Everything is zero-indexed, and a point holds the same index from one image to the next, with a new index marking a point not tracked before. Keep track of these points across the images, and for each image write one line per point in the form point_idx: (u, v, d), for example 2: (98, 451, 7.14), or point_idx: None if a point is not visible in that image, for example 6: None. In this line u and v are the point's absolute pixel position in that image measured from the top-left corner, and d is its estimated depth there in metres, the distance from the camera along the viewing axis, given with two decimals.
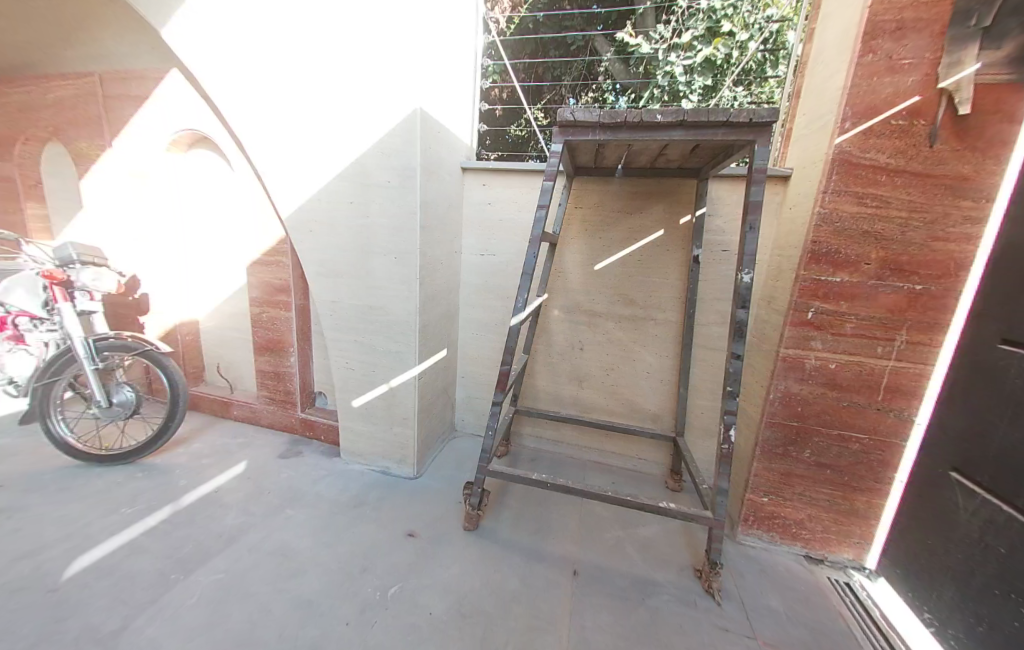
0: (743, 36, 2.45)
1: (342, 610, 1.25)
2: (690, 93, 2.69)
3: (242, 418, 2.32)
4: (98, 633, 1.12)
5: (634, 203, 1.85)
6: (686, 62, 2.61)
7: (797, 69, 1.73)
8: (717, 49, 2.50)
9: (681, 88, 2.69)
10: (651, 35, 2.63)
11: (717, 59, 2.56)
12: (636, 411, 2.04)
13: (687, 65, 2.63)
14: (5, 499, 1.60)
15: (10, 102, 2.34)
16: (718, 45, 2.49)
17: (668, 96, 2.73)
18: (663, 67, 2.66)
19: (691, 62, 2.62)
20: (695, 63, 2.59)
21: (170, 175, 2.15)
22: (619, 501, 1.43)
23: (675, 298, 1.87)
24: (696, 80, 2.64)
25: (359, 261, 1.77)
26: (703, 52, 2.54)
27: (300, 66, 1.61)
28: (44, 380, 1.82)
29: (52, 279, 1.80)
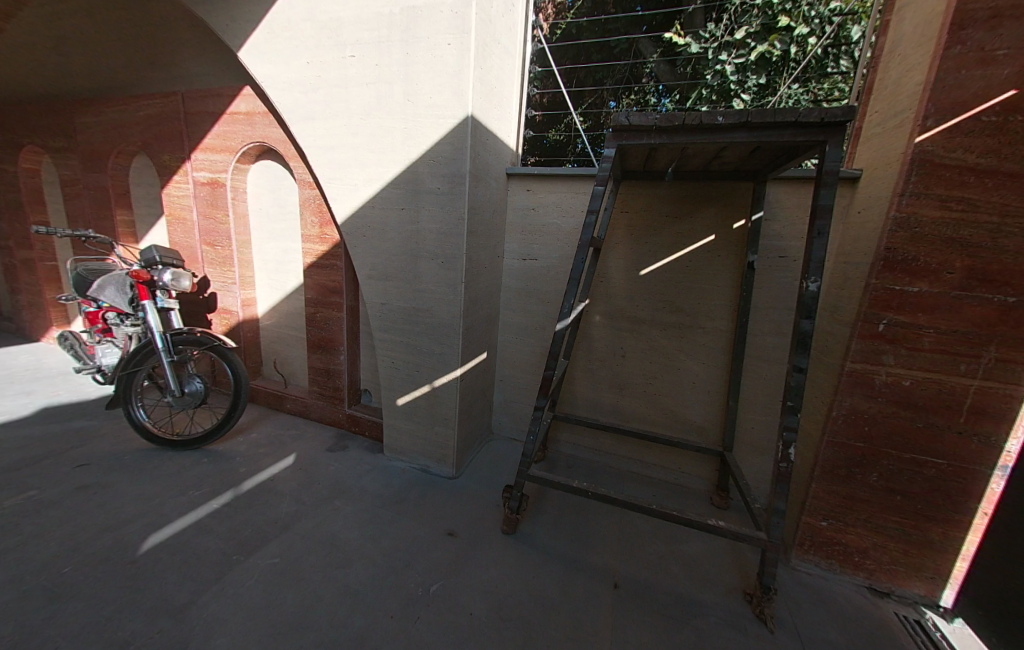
0: (804, 31, 2.30)
1: (386, 603, 1.28)
2: (743, 92, 2.51)
3: (294, 411, 2.46)
4: (172, 605, 1.22)
5: (683, 207, 1.80)
6: (739, 59, 2.45)
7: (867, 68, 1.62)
8: (774, 45, 2.34)
9: (733, 87, 2.52)
10: (700, 35, 2.50)
11: (774, 55, 2.40)
12: (680, 423, 1.97)
13: (740, 62, 2.46)
14: (94, 476, 1.78)
15: (106, 121, 2.62)
16: (775, 41, 2.32)
17: (718, 95, 2.55)
18: (713, 67, 2.52)
19: (744, 60, 2.45)
20: (749, 60, 2.42)
21: (239, 183, 2.33)
22: (664, 515, 1.39)
23: (725, 306, 1.79)
24: (750, 78, 2.48)
25: (407, 264, 1.83)
26: (759, 48, 2.37)
27: (359, 81, 1.70)
28: (128, 370, 2.01)
29: (138, 278, 2.01)
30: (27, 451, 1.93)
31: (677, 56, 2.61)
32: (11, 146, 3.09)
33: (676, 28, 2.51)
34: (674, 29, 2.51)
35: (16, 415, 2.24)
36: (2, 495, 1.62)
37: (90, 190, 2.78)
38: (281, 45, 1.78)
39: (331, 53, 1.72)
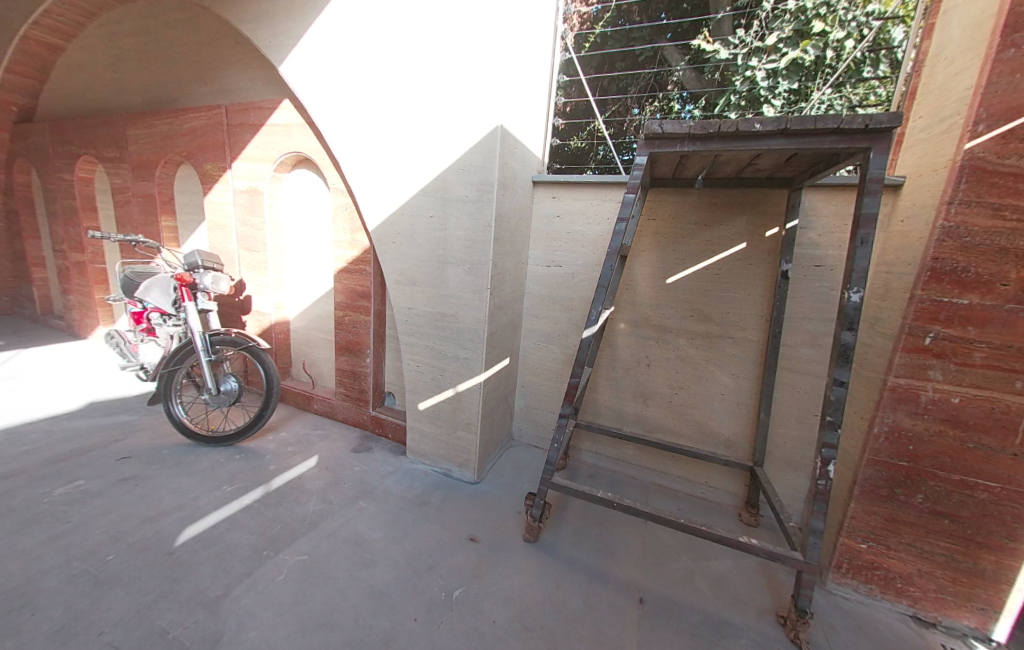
0: (839, 35, 2.23)
1: (410, 606, 1.29)
2: (774, 98, 2.37)
3: (321, 411, 2.52)
4: (206, 597, 1.26)
5: (713, 215, 1.77)
6: (770, 65, 2.39)
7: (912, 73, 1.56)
8: (806, 51, 2.29)
9: (763, 93, 2.39)
10: (729, 40, 2.45)
11: (806, 61, 2.33)
12: (708, 435, 1.92)
13: (771, 68, 2.40)
14: (136, 469, 1.87)
15: (155, 132, 2.77)
16: (808, 46, 2.28)
17: (747, 102, 2.46)
18: (742, 73, 2.46)
19: (775, 66, 2.39)
20: (780, 66, 2.36)
21: (276, 191, 2.43)
22: (692, 530, 1.35)
23: (757, 316, 1.74)
24: (782, 84, 2.38)
25: (434, 270, 1.86)
26: (790, 54, 2.32)
27: (393, 92, 1.76)
28: (169, 368, 2.11)
29: (182, 281, 2.11)
30: (75, 443, 2.04)
31: (704, 63, 2.56)
32: (69, 157, 3.31)
33: (704, 34, 2.48)
34: (702, 35, 2.48)
35: (67, 408, 2.39)
36: (52, 484, 1.72)
37: (138, 198, 2.94)
38: (320, 59, 1.86)
39: (367, 67, 1.79)
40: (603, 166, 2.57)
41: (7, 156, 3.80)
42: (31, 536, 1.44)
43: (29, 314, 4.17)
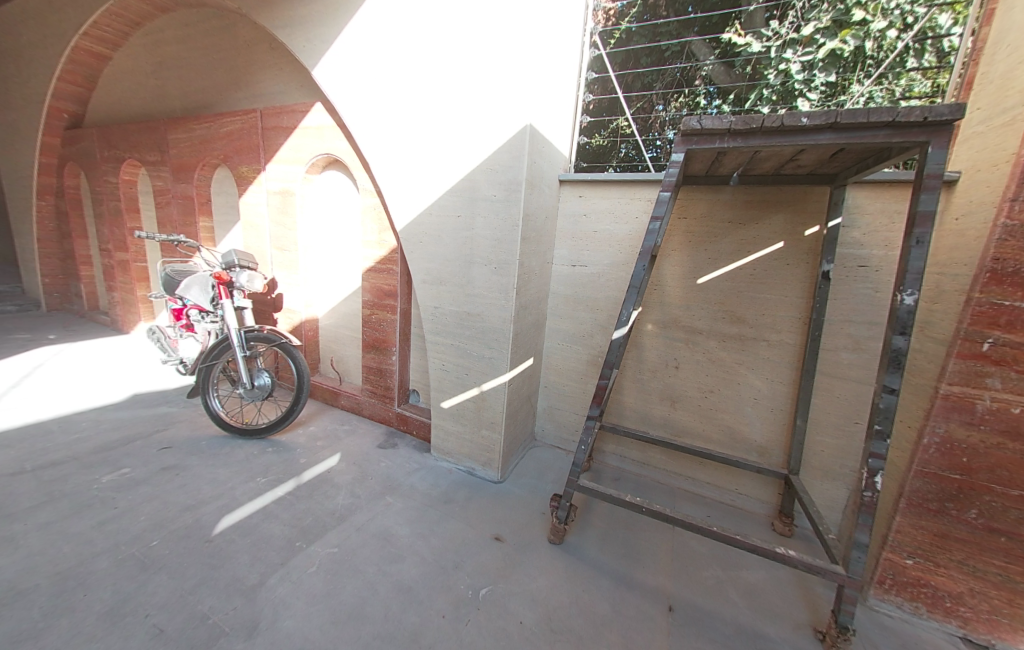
0: (882, 23, 2.00)
1: (437, 602, 1.30)
2: (810, 92, 2.19)
3: (348, 407, 2.58)
4: (244, 584, 1.31)
5: (749, 213, 1.71)
6: (805, 58, 2.17)
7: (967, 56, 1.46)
8: (846, 42, 2.07)
9: (797, 87, 2.21)
10: (762, 33, 2.25)
11: (845, 52, 2.10)
12: (739, 440, 1.87)
13: (806, 61, 2.17)
14: (176, 458, 1.96)
15: (194, 136, 2.86)
16: (847, 36, 2.06)
17: (779, 96, 2.26)
18: (776, 65, 2.22)
19: (811, 58, 2.17)
20: (818, 58, 2.14)
21: (307, 192, 2.49)
22: (725, 538, 1.31)
23: (794, 318, 1.68)
24: (818, 77, 2.17)
25: (461, 270, 1.87)
26: (828, 44, 2.10)
27: (422, 93, 1.78)
28: (207, 363, 2.20)
29: (220, 279, 2.20)
30: (121, 432, 2.15)
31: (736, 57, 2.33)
32: (114, 160, 3.48)
33: (734, 27, 2.28)
34: (732, 28, 2.28)
35: (113, 399, 2.52)
36: (101, 471, 1.82)
37: (178, 199, 3.07)
38: (352, 62, 1.90)
39: (397, 69, 1.81)
40: (627, 163, 2.45)
41: (58, 161, 4.02)
42: (83, 521, 1.52)
43: (77, 310, 4.43)
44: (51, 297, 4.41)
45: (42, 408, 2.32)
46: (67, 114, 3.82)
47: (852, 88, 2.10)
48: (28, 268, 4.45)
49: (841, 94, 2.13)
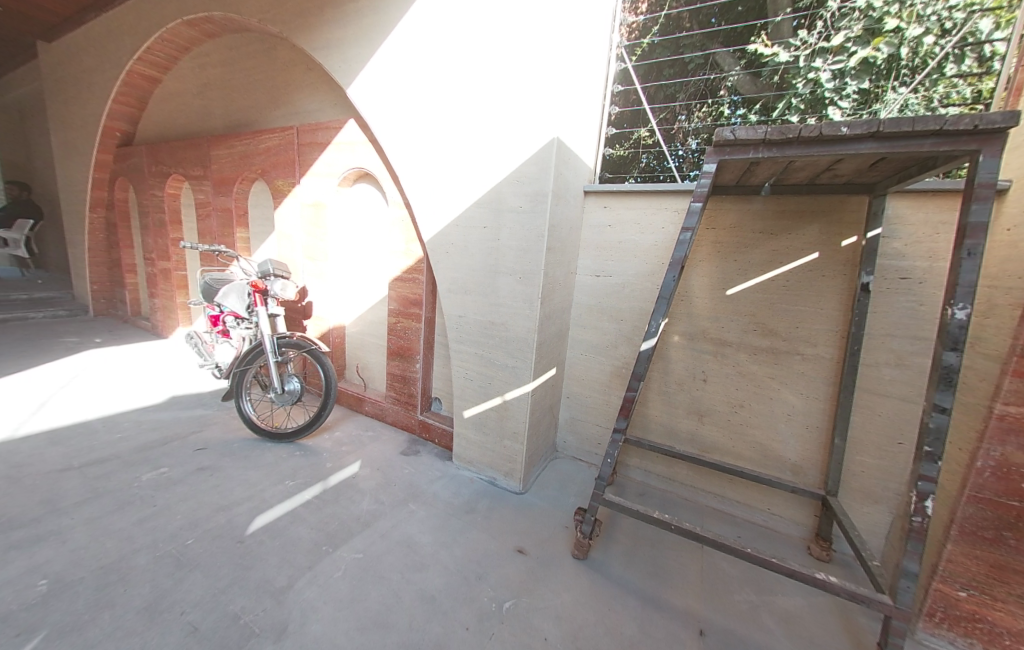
0: (916, 30, 1.86)
1: (461, 614, 1.30)
2: (841, 100, 2.02)
3: (371, 413, 2.63)
4: (273, 586, 1.33)
5: (781, 223, 1.67)
6: (836, 65, 2.03)
7: (1020, 44, 1.43)
8: (878, 50, 1.93)
9: (828, 95, 2.04)
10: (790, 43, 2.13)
11: (878, 60, 1.95)
12: (771, 458, 1.80)
13: (837, 69, 2.03)
14: (210, 459, 2.04)
15: (234, 152, 3.01)
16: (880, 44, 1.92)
17: (808, 105, 2.09)
18: (805, 75, 2.10)
19: (842, 68, 2.03)
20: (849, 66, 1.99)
21: (338, 204, 2.58)
22: (760, 560, 1.26)
23: (831, 332, 1.62)
24: (850, 84, 2.00)
25: (486, 280, 1.90)
26: (860, 52, 1.96)
27: (452, 109, 1.83)
28: (242, 367, 2.29)
29: (256, 288, 2.29)
30: (160, 432, 2.25)
31: (761, 67, 2.20)
32: (161, 175, 3.70)
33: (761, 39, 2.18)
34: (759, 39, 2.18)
35: (153, 401, 2.65)
36: (141, 469, 1.90)
37: (218, 211, 3.24)
38: (385, 81, 1.98)
39: (427, 87, 1.88)
40: (648, 172, 2.42)
41: (110, 176, 4.31)
42: (124, 517, 1.59)
43: (121, 315, 4.70)
44: (98, 302, 4.70)
45: (88, 408, 2.46)
46: (120, 132, 4.10)
47: (888, 96, 1.93)
48: (79, 275, 4.75)
49: (874, 103, 1.97)
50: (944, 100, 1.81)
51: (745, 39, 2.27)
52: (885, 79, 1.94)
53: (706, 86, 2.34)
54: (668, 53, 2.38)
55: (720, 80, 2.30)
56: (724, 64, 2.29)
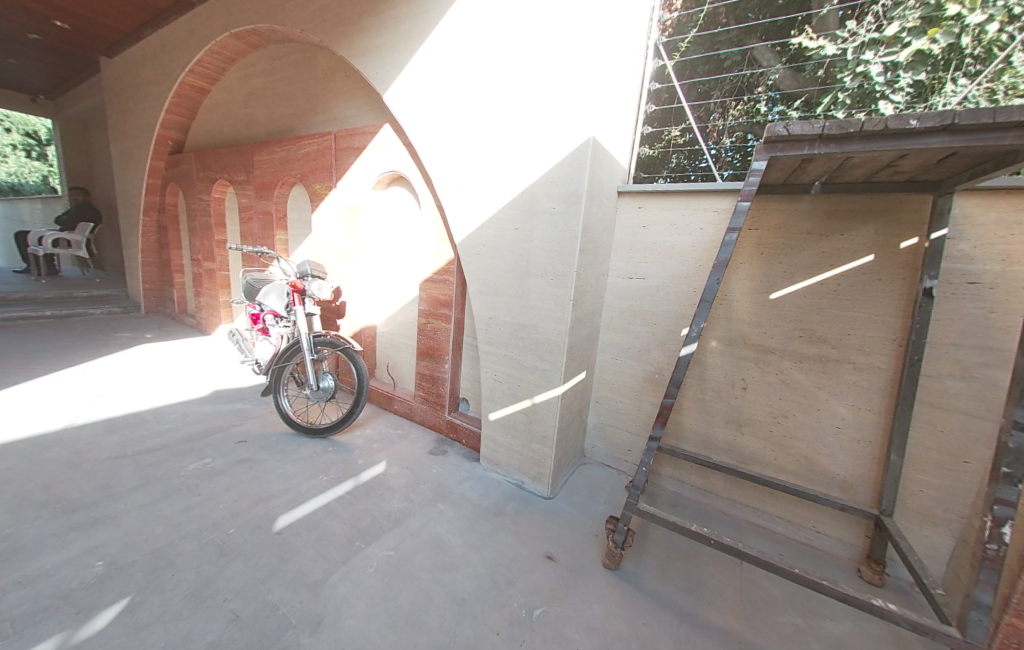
0: (980, 17, 1.69)
1: (491, 618, 1.28)
2: (893, 94, 1.87)
3: (401, 412, 2.67)
4: (309, 579, 1.37)
5: (832, 224, 1.58)
6: (888, 58, 1.86)
7: None
8: (935, 42, 1.77)
9: (879, 89, 1.89)
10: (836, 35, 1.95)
11: (935, 51, 1.79)
12: (817, 473, 1.70)
13: (889, 61, 1.86)
14: (249, 452, 2.12)
15: (275, 157, 3.14)
16: (937, 34, 1.77)
17: (855, 100, 1.93)
18: (853, 69, 1.93)
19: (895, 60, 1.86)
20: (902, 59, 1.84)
21: (372, 207, 2.64)
22: (808, 581, 1.19)
23: (887, 340, 1.51)
24: (903, 77, 1.85)
25: (517, 281, 1.89)
26: (915, 44, 1.81)
27: (486, 112, 1.84)
28: (280, 363, 2.38)
29: (295, 288, 2.38)
30: (204, 424, 2.37)
31: (805, 62, 2.03)
32: (208, 181, 3.91)
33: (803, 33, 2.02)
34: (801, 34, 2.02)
35: (197, 394, 2.79)
36: (187, 459, 2.01)
37: (259, 215, 3.39)
38: (420, 87, 2.02)
39: (462, 91, 1.89)
40: (679, 172, 2.30)
41: (162, 181, 4.59)
42: (172, 505, 1.67)
43: (169, 313, 4.99)
44: (149, 300, 5.04)
45: (140, 400, 2.61)
46: (172, 141, 4.36)
47: (946, 89, 1.77)
48: (133, 275, 5.08)
49: (930, 97, 1.81)
50: (1008, 91, 1.70)
51: (784, 32, 2.09)
52: (943, 71, 1.78)
53: (741, 83, 2.19)
54: (702, 50, 2.25)
55: (759, 76, 2.14)
56: (762, 60, 2.14)
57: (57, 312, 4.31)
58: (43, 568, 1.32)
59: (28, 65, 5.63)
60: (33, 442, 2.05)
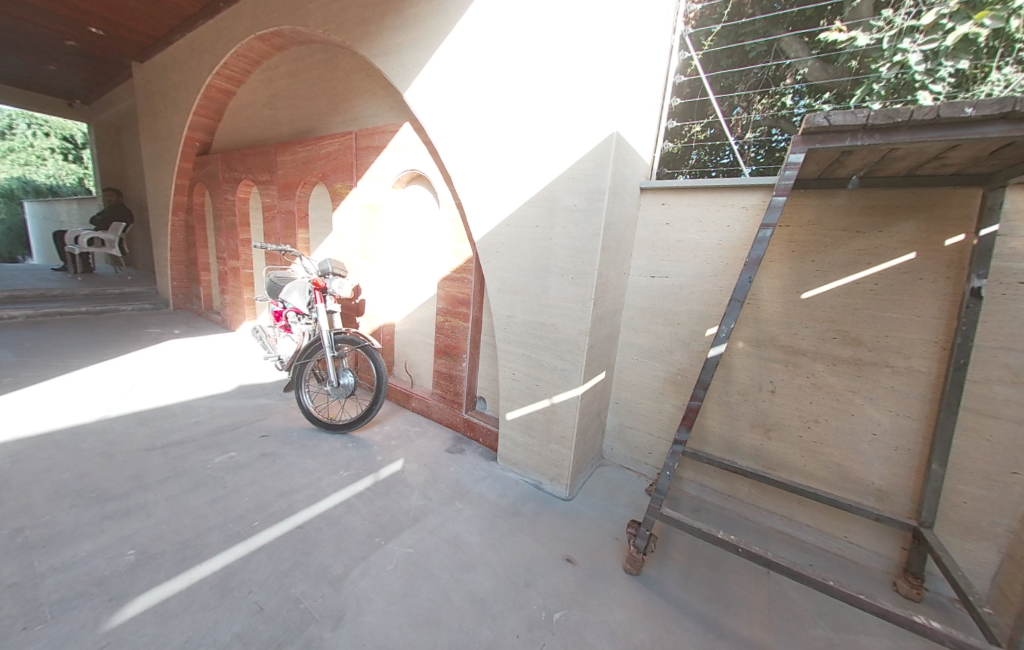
0: None
1: (510, 620, 1.27)
2: (933, 84, 1.78)
3: (418, 410, 2.69)
4: (331, 573, 1.38)
5: (869, 220, 1.50)
6: (929, 45, 1.75)
7: None
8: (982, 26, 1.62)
9: (918, 79, 1.79)
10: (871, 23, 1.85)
11: (981, 37, 1.66)
12: (850, 481, 1.62)
13: (928, 50, 1.76)
14: (272, 446, 2.17)
15: (297, 158, 3.19)
16: (985, 18, 1.61)
17: (890, 91, 1.85)
18: (890, 59, 1.83)
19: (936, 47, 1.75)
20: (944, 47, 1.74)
21: (392, 205, 2.66)
22: (843, 594, 1.13)
23: (929, 343, 1.43)
24: (944, 66, 1.76)
25: (537, 279, 1.86)
26: (959, 30, 1.69)
27: (507, 108, 1.82)
28: (302, 360, 2.42)
29: (316, 285, 2.41)
30: (229, 418, 2.43)
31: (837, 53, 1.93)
32: (233, 181, 4.02)
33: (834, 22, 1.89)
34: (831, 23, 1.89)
35: (223, 388, 2.87)
36: (213, 452, 2.06)
37: (282, 214, 3.46)
38: (441, 86, 2.02)
39: (482, 88, 1.88)
40: (700, 168, 2.20)
41: (190, 182, 4.73)
42: (199, 497, 1.72)
43: (196, 309, 5.16)
44: (177, 297, 5.21)
45: (169, 394, 2.70)
46: (199, 142, 4.48)
47: (990, 79, 1.70)
48: (162, 273, 5.26)
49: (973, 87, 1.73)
50: None
51: (813, 22, 2.03)
52: (988, 59, 1.68)
53: (766, 76, 2.09)
54: (726, 43, 2.15)
55: (786, 68, 2.07)
56: (790, 51, 2.04)
57: (91, 308, 4.50)
58: (79, 556, 1.37)
59: (66, 71, 5.89)
60: (70, 432, 2.14)
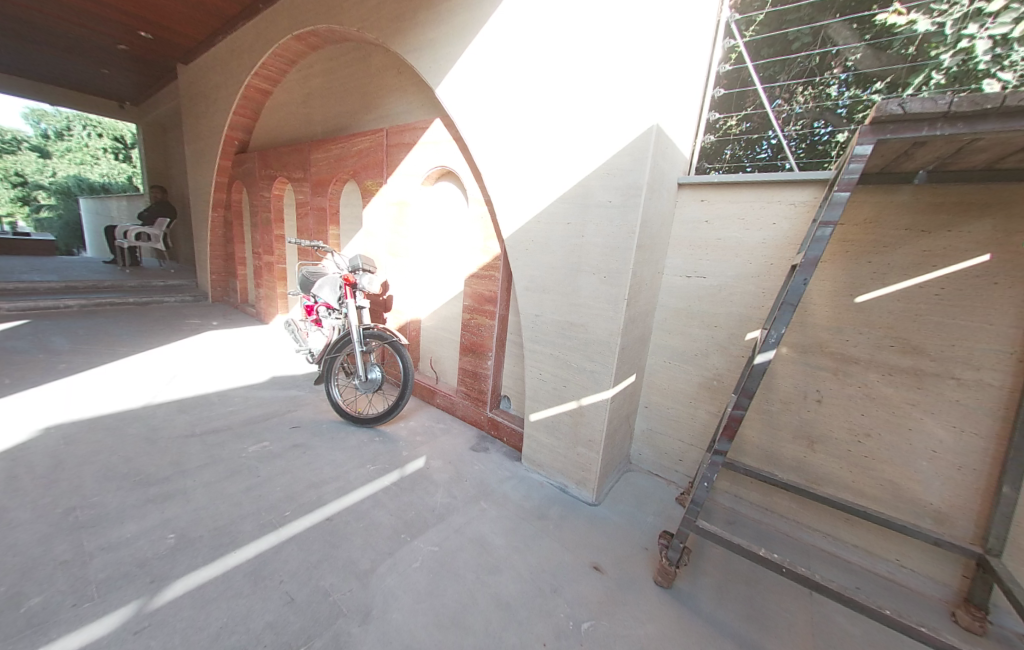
0: None
1: (537, 627, 1.24)
2: (1002, 71, 1.53)
3: (443, 406, 2.69)
4: (359, 568, 1.39)
5: (937, 218, 1.38)
6: (999, 29, 1.51)
7: None
8: None
9: (983, 67, 1.56)
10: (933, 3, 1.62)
11: None
12: (905, 501, 1.50)
13: (998, 34, 1.52)
14: (303, 437, 2.22)
15: (330, 155, 3.25)
16: None
17: (950, 81, 1.62)
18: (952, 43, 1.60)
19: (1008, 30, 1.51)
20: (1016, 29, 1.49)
21: (421, 202, 2.66)
22: (903, 626, 1.03)
23: (1004, 355, 1.30)
24: (1016, 52, 1.51)
25: (567, 277, 1.82)
26: None
27: (539, 103, 1.78)
28: (331, 354, 2.46)
29: (347, 281, 2.45)
30: (262, 409, 2.51)
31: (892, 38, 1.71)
32: (268, 178, 4.14)
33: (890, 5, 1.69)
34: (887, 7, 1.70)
35: (256, 379, 2.98)
36: (248, 441, 2.13)
37: (315, 210, 3.53)
38: (472, 81, 2.00)
39: (515, 83, 1.85)
40: (734, 164, 2.07)
41: (228, 179, 4.92)
42: (234, 484, 1.77)
43: (232, 302, 5.38)
44: (216, 290, 5.46)
45: (207, 383, 2.81)
46: (237, 141, 4.65)
47: None
48: (202, 266, 5.52)
49: None
50: None
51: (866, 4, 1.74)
52: None
53: (810, 66, 1.87)
54: (766, 31, 1.95)
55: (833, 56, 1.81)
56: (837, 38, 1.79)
57: (138, 299, 4.77)
58: (124, 536, 1.43)
59: (119, 74, 6.23)
60: (118, 417, 2.26)
